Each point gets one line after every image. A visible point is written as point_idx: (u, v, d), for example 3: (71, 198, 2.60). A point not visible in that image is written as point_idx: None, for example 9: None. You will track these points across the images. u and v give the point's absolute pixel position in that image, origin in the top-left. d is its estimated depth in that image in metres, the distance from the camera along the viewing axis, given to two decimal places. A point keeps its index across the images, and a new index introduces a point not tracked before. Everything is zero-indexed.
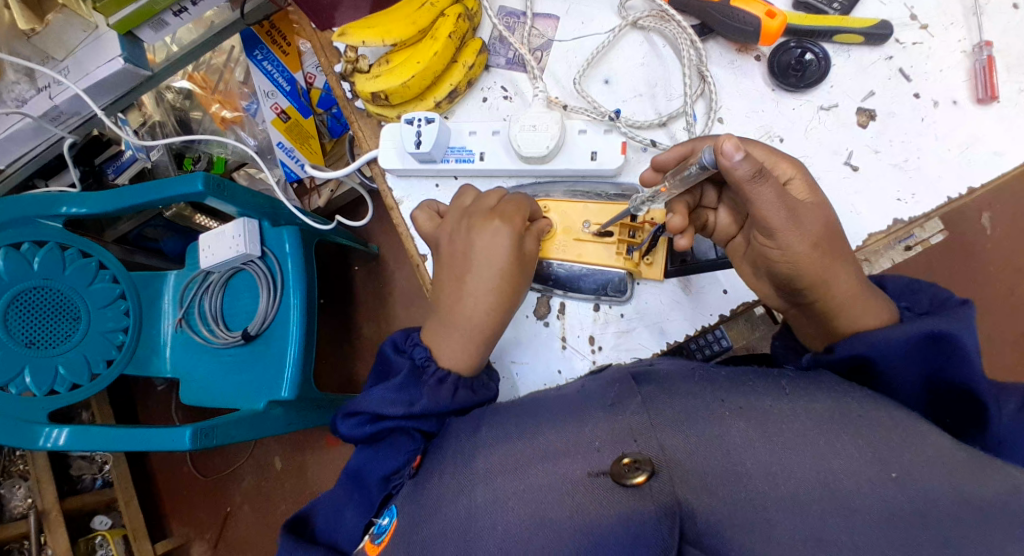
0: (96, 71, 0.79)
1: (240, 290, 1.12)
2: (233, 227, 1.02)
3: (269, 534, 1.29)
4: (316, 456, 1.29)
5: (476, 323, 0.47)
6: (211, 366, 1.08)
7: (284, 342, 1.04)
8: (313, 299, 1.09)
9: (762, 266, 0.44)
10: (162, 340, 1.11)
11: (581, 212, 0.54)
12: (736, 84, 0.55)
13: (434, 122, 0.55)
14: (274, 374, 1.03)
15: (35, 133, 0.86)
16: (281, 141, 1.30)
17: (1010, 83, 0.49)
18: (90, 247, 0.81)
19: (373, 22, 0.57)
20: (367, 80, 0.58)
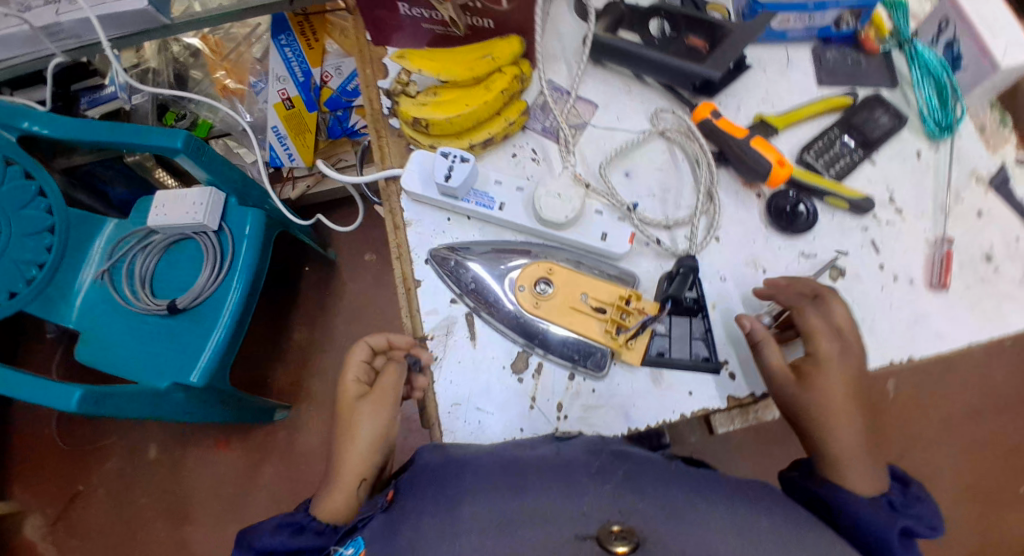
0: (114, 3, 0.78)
1: (180, 258, 1.05)
2: (197, 194, 0.97)
3: (116, 531, 1.15)
4: (200, 456, 1.19)
5: (379, 438, 0.55)
6: (122, 329, 1.00)
7: (209, 324, 0.98)
8: (256, 289, 1.04)
9: (785, 390, 0.51)
10: (77, 287, 1.02)
11: (582, 283, 0.56)
12: (736, 212, 0.61)
13: (468, 162, 0.57)
14: (189, 357, 0.96)
15: (26, 42, 0.83)
16: (277, 125, 1.30)
17: (959, 278, 0.58)
18: (34, 171, 0.87)
19: (432, 56, 0.61)
20: (412, 104, 0.60)
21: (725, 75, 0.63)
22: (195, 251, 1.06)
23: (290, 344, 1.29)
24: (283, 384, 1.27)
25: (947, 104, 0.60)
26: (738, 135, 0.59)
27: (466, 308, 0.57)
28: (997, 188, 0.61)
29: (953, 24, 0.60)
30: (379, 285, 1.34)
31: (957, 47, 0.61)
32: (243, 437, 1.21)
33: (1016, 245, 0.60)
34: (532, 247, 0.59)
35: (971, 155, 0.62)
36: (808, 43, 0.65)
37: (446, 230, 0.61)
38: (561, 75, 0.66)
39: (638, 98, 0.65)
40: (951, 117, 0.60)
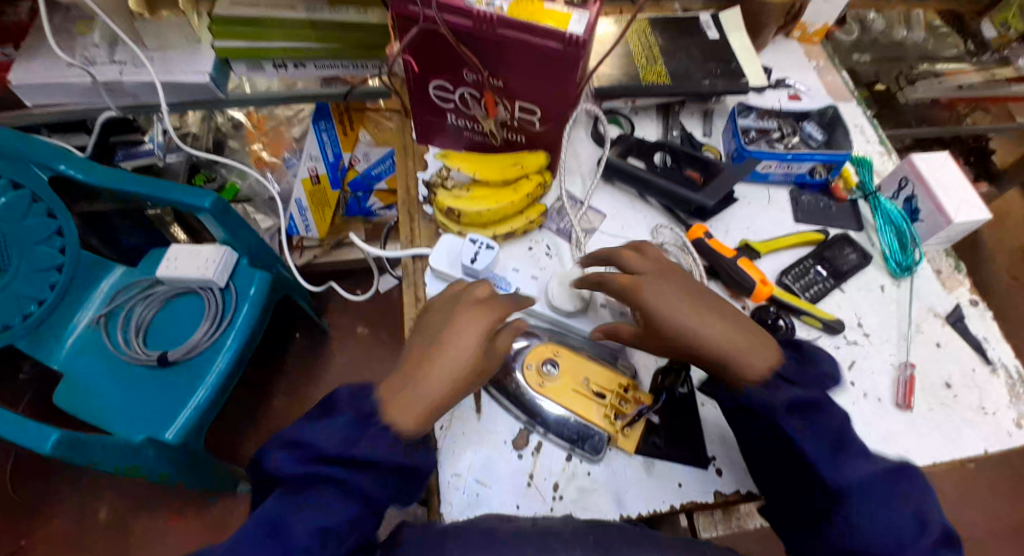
0: None
1: (178, 311, 1.10)
2: (211, 252, 1.05)
3: None
4: (150, 519, 1.13)
5: (469, 371, 0.53)
6: (106, 374, 1.02)
7: (197, 377, 1.01)
8: (249, 349, 1.08)
9: (761, 484, 0.54)
10: (70, 328, 1.06)
11: (585, 368, 0.61)
12: None
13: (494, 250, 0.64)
14: (171, 410, 0.98)
15: None
16: (301, 198, 1.42)
17: (922, 401, 0.64)
18: (55, 209, 0.94)
19: (471, 159, 0.71)
20: (448, 196, 0.68)
21: (718, 203, 0.72)
22: (195, 306, 1.11)
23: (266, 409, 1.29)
24: (253, 453, 1.24)
25: (907, 248, 0.70)
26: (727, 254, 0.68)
27: None
28: (953, 323, 0.69)
29: (912, 182, 0.72)
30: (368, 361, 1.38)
31: (915, 201, 0.72)
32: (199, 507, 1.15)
33: (972, 375, 0.66)
34: (538, 330, 0.65)
35: (929, 293, 0.71)
36: (788, 186, 0.77)
37: None
38: (577, 188, 0.76)
39: (642, 212, 0.74)
40: (911, 259, 0.70)
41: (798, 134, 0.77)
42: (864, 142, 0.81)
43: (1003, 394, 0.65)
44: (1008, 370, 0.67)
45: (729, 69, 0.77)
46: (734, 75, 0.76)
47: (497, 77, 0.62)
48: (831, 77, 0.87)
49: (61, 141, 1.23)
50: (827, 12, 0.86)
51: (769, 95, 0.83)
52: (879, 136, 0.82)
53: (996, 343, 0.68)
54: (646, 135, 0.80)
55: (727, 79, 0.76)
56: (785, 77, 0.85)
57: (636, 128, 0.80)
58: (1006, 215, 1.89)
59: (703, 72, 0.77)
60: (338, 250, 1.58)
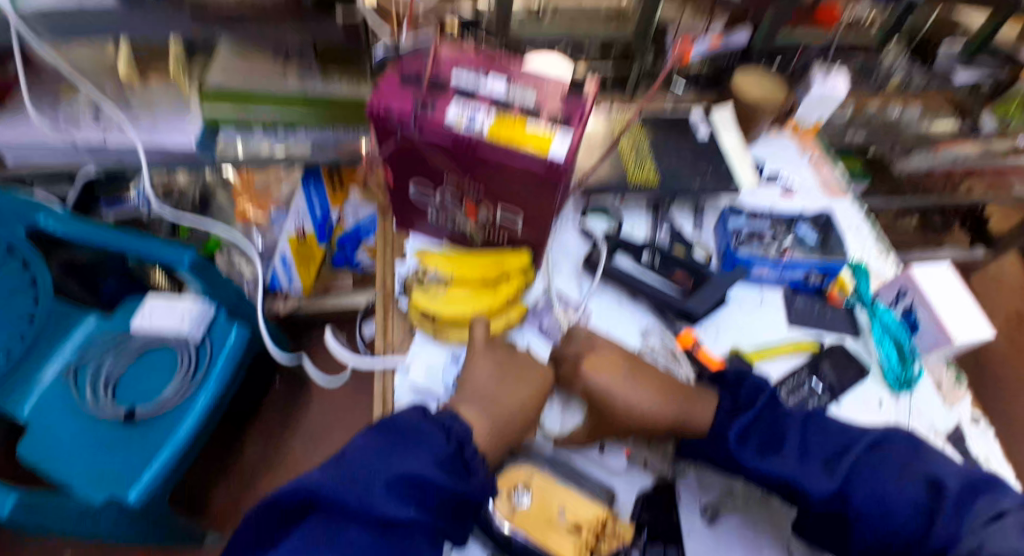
0: (163, 137, 1.04)
1: (148, 363, 1.13)
2: (187, 304, 1.14)
3: None
4: None
5: None
6: (68, 432, 1.02)
7: (163, 439, 1.04)
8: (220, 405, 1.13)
9: None
10: (36, 383, 1.07)
11: (561, 496, 0.57)
12: None
13: None
14: (134, 470, 1.00)
15: (70, 153, 1.05)
16: (285, 253, 1.38)
17: None
18: (31, 261, 0.97)
19: (456, 257, 0.70)
20: (426, 296, 0.65)
21: (709, 310, 0.71)
22: (166, 359, 1.15)
23: (241, 463, 1.34)
24: (223, 505, 1.30)
25: (906, 363, 0.69)
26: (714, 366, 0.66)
27: None
28: (954, 442, 0.65)
29: (911, 294, 0.73)
30: (347, 411, 1.44)
31: (915, 313, 0.73)
32: None
33: None
34: (532, 455, 0.62)
35: (929, 407, 0.68)
36: (782, 287, 0.78)
37: None
38: (563, 284, 0.73)
39: (632, 313, 0.72)
40: (910, 373, 0.68)
41: (792, 235, 0.79)
42: (861, 241, 0.82)
43: None
44: None
45: (718, 170, 0.77)
46: (725, 176, 0.76)
47: (479, 181, 0.60)
48: (827, 170, 0.90)
49: (44, 194, 1.20)
50: (818, 113, 0.90)
51: (762, 191, 0.86)
52: (877, 234, 0.83)
53: (999, 467, 0.64)
54: (635, 228, 0.79)
55: (716, 179, 0.76)
56: (777, 171, 0.88)
57: (624, 221, 0.79)
58: (1002, 275, 1.88)
59: (694, 172, 0.76)
60: (324, 300, 1.55)
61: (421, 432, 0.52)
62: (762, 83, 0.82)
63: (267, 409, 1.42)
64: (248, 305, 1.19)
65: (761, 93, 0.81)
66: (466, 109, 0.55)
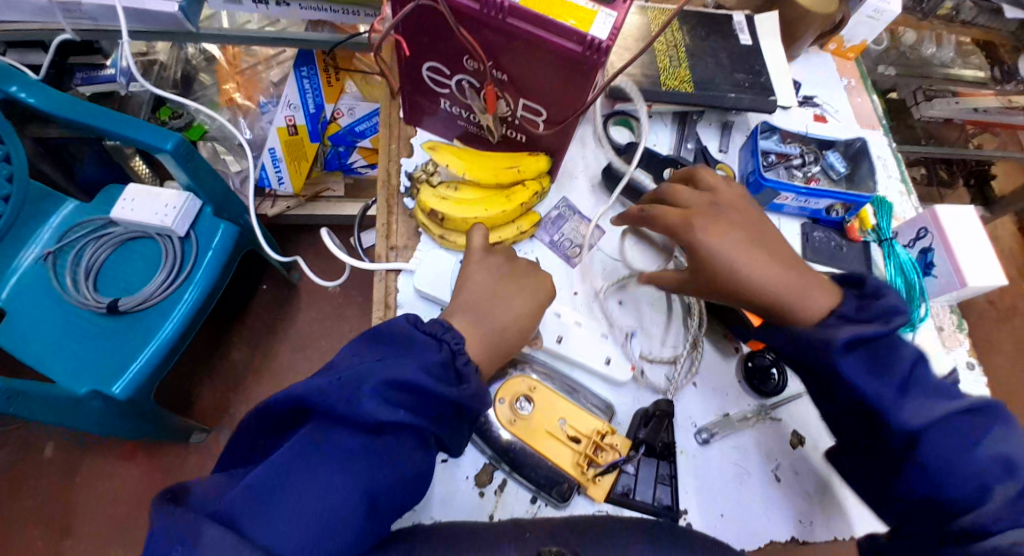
0: (148, 2, 0.88)
1: (132, 254, 1.10)
2: (172, 198, 1.05)
3: (48, 511, 1.18)
4: (102, 464, 1.22)
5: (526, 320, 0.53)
6: (51, 320, 1.01)
7: (148, 334, 1.02)
8: (207, 304, 1.09)
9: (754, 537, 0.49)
10: (16, 266, 1.04)
11: (561, 407, 0.56)
12: (713, 364, 0.64)
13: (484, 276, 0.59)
14: (116, 364, 0.99)
15: (38, 13, 0.91)
16: (274, 147, 1.29)
17: None
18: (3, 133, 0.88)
19: (465, 153, 0.63)
20: (434, 196, 0.61)
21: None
22: (150, 251, 1.10)
23: (228, 362, 1.34)
24: (209, 404, 1.30)
25: (912, 304, 0.68)
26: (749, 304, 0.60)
27: None
28: None
29: (931, 235, 0.69)
30: (335, 320, 1.43)
31: (931, 254, 0.70)
32: (148, 451, 1.24)
33: None
34: (532, 361, 0.60)
35: (929, 349, 0.68)
36: (801, 219, 0.73)
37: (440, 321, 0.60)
38: (577, 197, 0.70)
39: None
40: (915, 315, 0.68)
41: (819, 165, 0.73)
42: (885, 177, 0.78)
43: None
44: None
45: (757, 83, 0.70)
46: (764, 90, 0.70)
47: (500, 69, 0.54)
48: (861, 99, 0.84)
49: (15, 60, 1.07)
50: (864, 31, 0.82)
51: (796, 114, 0.80)
52: (902, 173, 0.79)
53: None
54: (658, 144, 0.74)
55: (754, 94, 0.70)
56: (813, 95, 0.82)
57: (648, 135, 0.74)
58: None
59: (730, 84, 0.70)
60: (312, 205, 1.45)
61: (412, 342, 0.48)
62: None
63: (252, 314, 1.40)
64: (236, 202, 1.12)
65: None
66: None
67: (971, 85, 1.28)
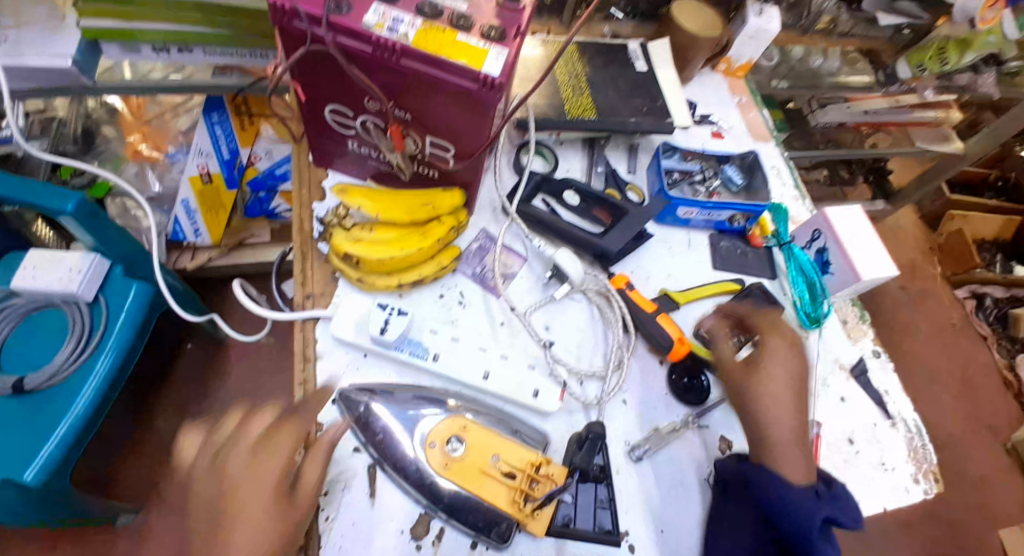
0: (30, 57, 0.76)
1: (39, 327, 1.00)
2: (77, 261, 0.96)
3: None
4: None
5: None
6: None
7: (57, 412, 0.92)
8: (124, 371, 1.01)
9: None
10: None
11: (494, 444, 0.54)
12: (641, 379, 0.65)
13: (405, 317, 0.57)
14: (21, 447, 0.89)
15: None
16: (188, 199, 1.24)
17: (828, 461, 0.64)
18: None
19: (376, 195, 0.63)
20: (346, 238, 0.59)
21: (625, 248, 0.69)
22: (57, 322, 1.01)
23: (151, 432, 1.24)
24: (135, 481, 1.19)
25: (816, 301, 0.72)
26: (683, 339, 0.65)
27: (367, 459, 0.54)
28: (857, 375, 0.71)
29: (824, 236, 0.74)
30: (271, 373, 1.36)
31: (826, 254, 0.74)
32: (68, 542, 1.12)
33: (874, 430, 0.68)
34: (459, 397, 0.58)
35: (836, 342, 0.72)
36: (708, 231, 0.77)
37: (362, 367, 0.58)
38: (494, 228, 0.70)
39: None
40: (819, 312, 0.71)
41: (719, 178, 0.77)
42: (781, 185, 0.84)
43: (903, 449, 0.67)
44: (906, 423, 0.69)
45: (655, 107, 0.74)
46: (662, 113, 0.74)
47: (403, 108, 0.54)
48: (753, 113, 0.90)
49: None
50: (749, 51, 0.88)
51: (695, 132, 0.84)
52: (795, 180, 0.85)
53: (897, 397, 0.70)
54: (570, 170, 0.76)
55: (653, 117, 0.73)
56: (709, 113, 0.87)
57: (560, 162, 0.76)
58: None
59: (630, 109, 0.73)
60: (236, 253, 1.36)
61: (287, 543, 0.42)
62: (700, 16, 0.80)
63: (178, 377, 1.30)
64: (150, 260, 1.06)
65: (699, 26, 0.79)
66: (390, 13, 0.48)
67: (859, 90, 1.22)
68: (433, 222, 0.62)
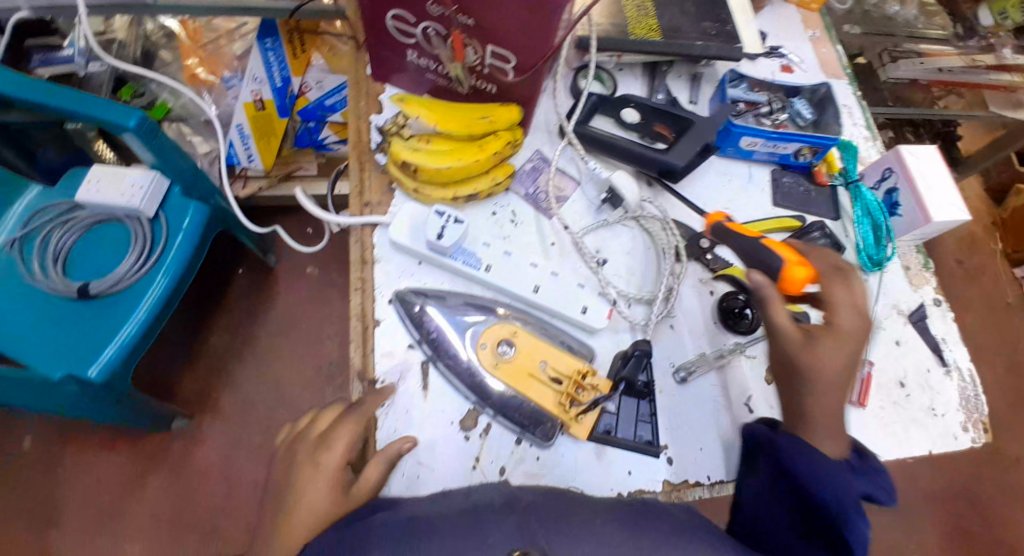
0: None
1: (103, 238, 1.07)
2: (137, 177, 1.01)
3: (33, 502, 1.16)
4: (85, 455, 1.20)
5: None
6: (18, 306, 0.97)
7: (119, 317, 0.99)
8: (181, 286, 1.07)
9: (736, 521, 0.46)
10: None
11: (544, 351, 0.57)
12: (689, 306, 0.65)
13: (462, 224, 0.58)
14: (90, 348, 0.96)
15: None
16: (242, 124, 1.26)
17: (876, 400, 0.64)
18: None
19: (434, 105, 0.62)
20: (405, 147, 0.60)
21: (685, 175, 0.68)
22: (119, 235, 1.07)
23: (206, 347, 1.32)
24: (191, 390, 1.28)
25: (880, 242, 0.71)
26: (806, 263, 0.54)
27: (422, 356, 0.57)
28: (913, 321, 0.69)
29: (895, 175, 0.72)
30: (315, 304, 1.40)
31: (895, 195, 0.72)
32: (131, 439, 1.22)
33: (927, 376, 0.66)
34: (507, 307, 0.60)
35: (895, 287, 0.71)
36: (771, 166, 0.75)
37: (417, 274, 0.60)
38: (548, 149, 0.70)
39: None
40: (883, 254, 0.70)
41: (788, 111, 0.74)
42: (850, 125, 0.80)
43: (956, 397, 0.66)
44: (961, 373, 0.67)
45: (724, 32, 0.71)
46: (729, 39, 0.71)
47: (466, 13, 0.54)
48: (826, 49, 0.85)
49: None
50: None
51: (762, 63, 0.81)
52: (866, 119, 0.81)
53: (953, 346, 0.68)
54: (630, 96, 0.74)
55: (721, 42, 0.71)
56: (779, 45, 0.83)
57: (619, 87, 0.74)
58: None
59: (698, 32, 0.71)
60: (286, 183, 1.40)
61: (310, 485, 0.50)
62: None
63: (230, 300, 1.37)
64: (208, 183, 1.08)
65: None
66: None
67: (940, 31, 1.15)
68: (489, 137, 0.62)
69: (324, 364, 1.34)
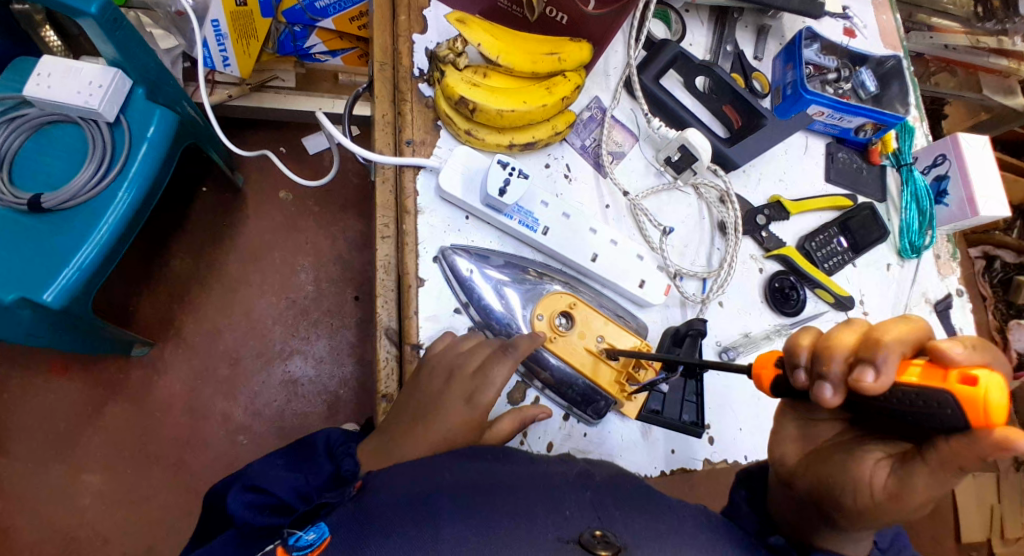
0: None
1: (54, 144, 0.86)
2: (97, 74, 0.80)
3: None
4: (28, 384, 1.02)
5: None
6: None
7: (76, 235, 0.80)
8: (148, 205, 0.87)
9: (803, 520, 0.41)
10: None
11: (600, 326, 0.53)
12: (740, 283, 0.62)
13: (525, 179, 0.52)
14: (44, 268, 0.78)
15: None
16: (217, 19, 1.02)
17: None
18: None
19: (496, 33, 0.54)
20: (462, 80, 0.52)
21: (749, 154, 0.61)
22: (75, 139, 0.87)
23: (168, 270, 1.12)
24: (151, 316, 1.09)
25: (922, 229, 0.69)
26: (945, 385, 0.27)
27: (468, 321, 0.52)
28: (939, 309, 0.69)
29: (949, 162, 0.70)
30: (289, 231, 1.20)
31: (944, 183, 0.71)
32: (84, 366, 1.04)
33: None
34: (556, 271, 0.56)
35: (927, 275, 0.70)
36: (828, 139, 0.71)
37: (464, 229, 0.54)
38: (606, 96, 0.63)
39: None
40: (921, 241, 0.69)
41: (853, 81, 0.70)
42: None
43: None
44: None
45: None
46: None
47: None
48: (887, 16, 0.80)
49: None
50: None
51: (828, 25, 0.75)
52: (917, 97, 0.77)
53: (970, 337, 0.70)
54: (694, 45, 0.68)
55: None
56: (846, 6, 0.77)
57: (684, 33, 0.67)
58: None
59: None
60: (259, 96, 1.15)
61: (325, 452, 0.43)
62: None
63: (193, 221, 1.15)
64: (175, 84, 0.88)
65: None
66: None
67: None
68: (557, 79, 0.54)
69: (298, 299, 1.16)
